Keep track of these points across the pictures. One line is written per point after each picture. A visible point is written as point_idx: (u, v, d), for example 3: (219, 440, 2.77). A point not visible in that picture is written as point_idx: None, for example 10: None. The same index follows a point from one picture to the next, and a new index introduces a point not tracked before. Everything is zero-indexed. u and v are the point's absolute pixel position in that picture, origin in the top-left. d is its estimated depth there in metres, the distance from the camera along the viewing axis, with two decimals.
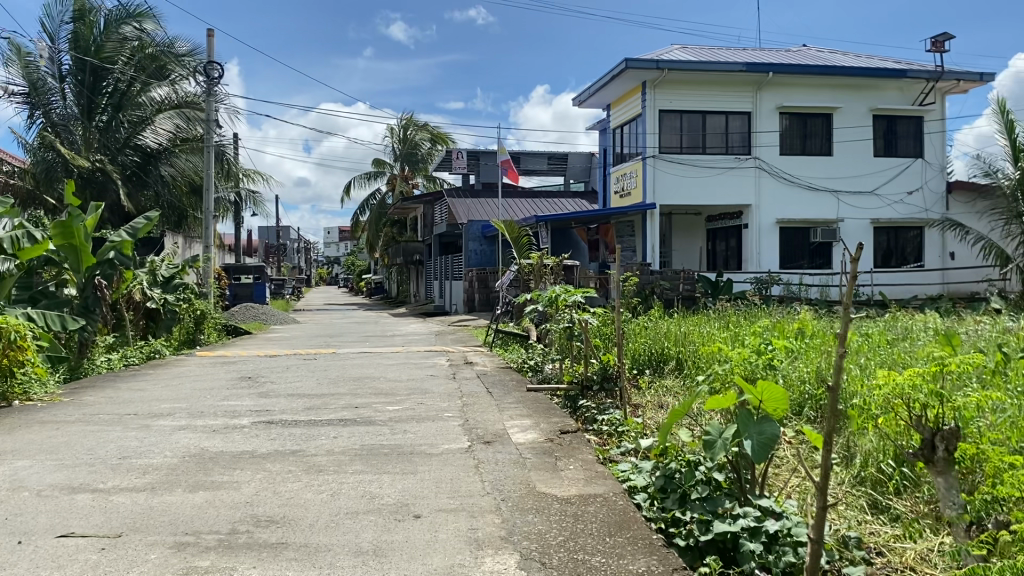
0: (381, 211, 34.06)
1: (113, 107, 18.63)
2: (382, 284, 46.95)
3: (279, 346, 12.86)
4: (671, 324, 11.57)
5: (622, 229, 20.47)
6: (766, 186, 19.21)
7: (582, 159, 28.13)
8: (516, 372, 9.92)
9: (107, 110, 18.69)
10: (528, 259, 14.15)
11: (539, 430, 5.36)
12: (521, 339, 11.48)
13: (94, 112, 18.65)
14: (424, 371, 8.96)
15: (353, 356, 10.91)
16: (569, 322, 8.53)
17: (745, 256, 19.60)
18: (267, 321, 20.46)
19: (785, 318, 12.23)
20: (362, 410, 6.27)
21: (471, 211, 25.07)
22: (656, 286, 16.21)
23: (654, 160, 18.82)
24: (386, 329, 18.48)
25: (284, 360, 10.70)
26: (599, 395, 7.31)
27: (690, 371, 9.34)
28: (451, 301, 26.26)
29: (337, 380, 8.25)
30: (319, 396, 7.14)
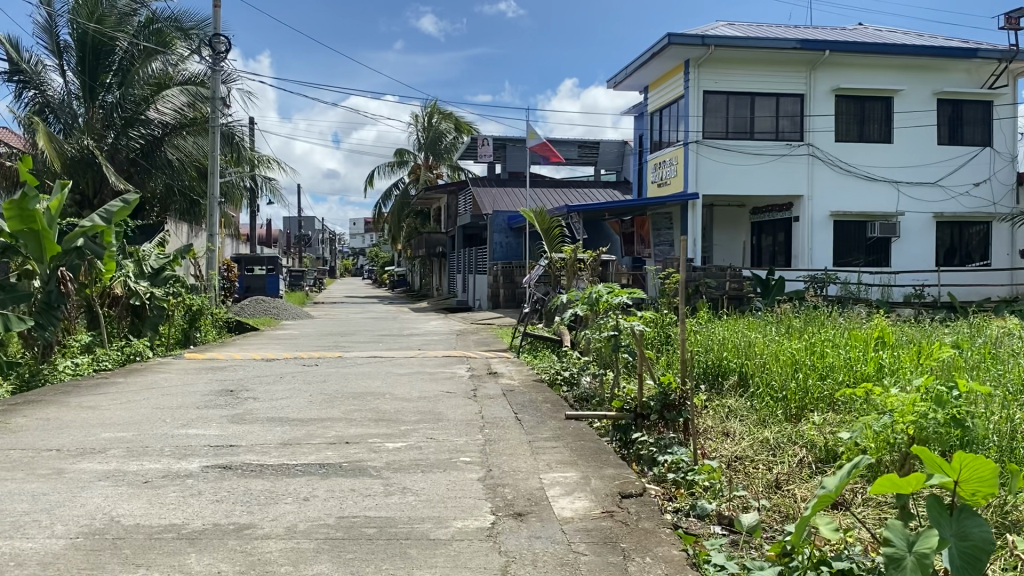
0: (403, 201, 32.60)
1: (117, 86, 17.28)
2: (405, 277, 45.66)
3: (281, 348, 11.38)
4: (729, 329, 9.99)
5: (660, 221, 18.91)
6: (820, 176, 17.52)
7: (615, 147, 26.50)
8: (547, 387, 8.48)
9: (112, 89, 17.38)
10: (561, 253, 12.55)
11: (590, 494, 3.81)
12: (553, 345, 9.97)
13: (97, 92, 17.22)
14: (440, 386, 7.42)
15: (359, 364, 9.38)
16: (613, 331, 7.04)
17: (795, 251, 17.90)
18: (277, 316, 19.03)
19: (856, 324, 10.66)
20: (352, 451, 4.74)
21: (497, 201, 23.54)
22: (701, 285, 14.60)
23: (698, 146, 17.18)
24: (406, 327, 16.98)
25: (280, 367, 9.23)
26: (659, 428, 5.70)
27: (760, 392, 7.75)
28: (474, 296, 24.78)
29: (332, 399, 6.72)
30: (304, 424, 5.62)
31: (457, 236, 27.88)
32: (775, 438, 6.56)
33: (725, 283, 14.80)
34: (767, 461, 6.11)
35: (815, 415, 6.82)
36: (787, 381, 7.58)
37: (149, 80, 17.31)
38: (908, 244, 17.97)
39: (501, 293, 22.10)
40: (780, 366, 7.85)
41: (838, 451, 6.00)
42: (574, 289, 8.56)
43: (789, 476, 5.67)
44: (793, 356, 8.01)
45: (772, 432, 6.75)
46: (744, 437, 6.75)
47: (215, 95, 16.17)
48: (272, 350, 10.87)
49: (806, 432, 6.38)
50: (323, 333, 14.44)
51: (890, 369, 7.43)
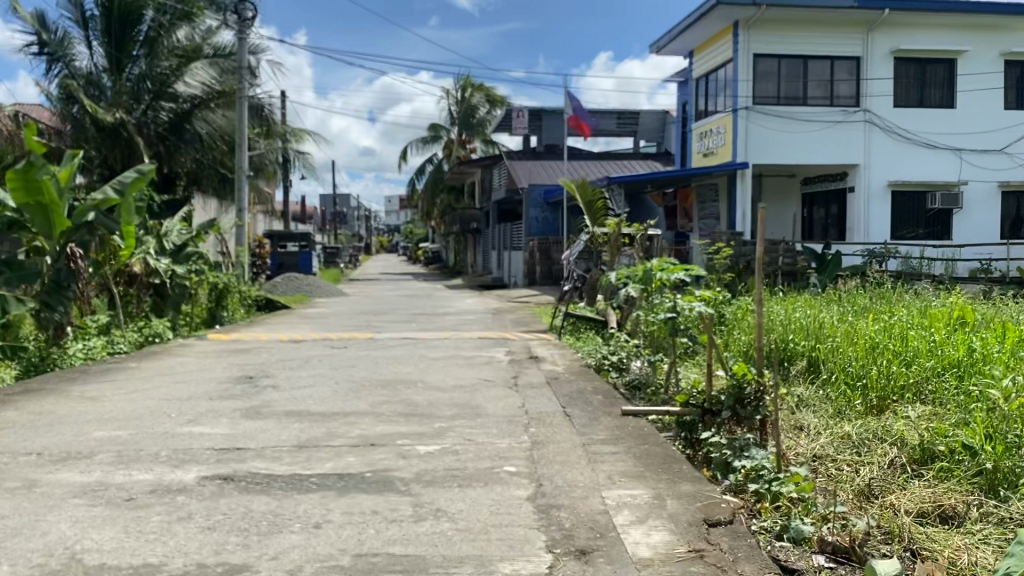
0: (435, 175, 31.95)
1: (145, 57, 16.65)
2: (438, 253, 45.09)
3: (310, 328, 10.73)
4: (794, 308, 9.17)
5: (707, 192, 17.99)
6: (878, 143, 16.47)
7: (656, 117, 25.47)
8: (594, 373, 7.80)
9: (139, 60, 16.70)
10: (605, 227, 11.74)
11: (667, 523, 3.08)
12: (600, 326, 9.26)
13: (124, 64, 16.63)
14: (478, 373, 6.69)
15: (390, 347, 8.68)
16: (671, 314, 6.35)
17: (849, 224, 16.91)
18: (309, 294, 18.45)
19: (930, 304, 9.75)
20: (378, 456, 4.00)
21: (533, 173, 22.72)
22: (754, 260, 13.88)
23: (746, 114, 16.22)
24: (442, 305, 16.31)
25: (304, 349, 8.58)
26: (732, 427, 4.95)
27: (834, 381, 6.96)
28: (511, 273, 24.07)
29: (360, 389, 6.01)
30: (325, 420, 4.90)
31: (491, 211, 27.16)
32: (858, 436, 5.81)
33: (778, 258, 13.93)
34: (852, 466, 5.37)
35: (903, 409, 6.04)
36: (865, 368, 6.79)
37: (175, 50, 16.80)
38: (973, 215, 16.87)
39: (539, 269, 21.39)
40: (857, 351, 7.05)
41: (934, 451, 5.21)
42: (624, 266, 7.83)
43: (883, 483, 4.92)
44: (870, 339, 7.20)
45: (854, 427, 5.99)
46: (821, 433, 6.01)
47: (241, 64, 15.54)
48: (300, 331, 10.22)
49: (895, 429, 5.60)
50: (355, 312, 13.80)
51: (985, 354, 6.57)
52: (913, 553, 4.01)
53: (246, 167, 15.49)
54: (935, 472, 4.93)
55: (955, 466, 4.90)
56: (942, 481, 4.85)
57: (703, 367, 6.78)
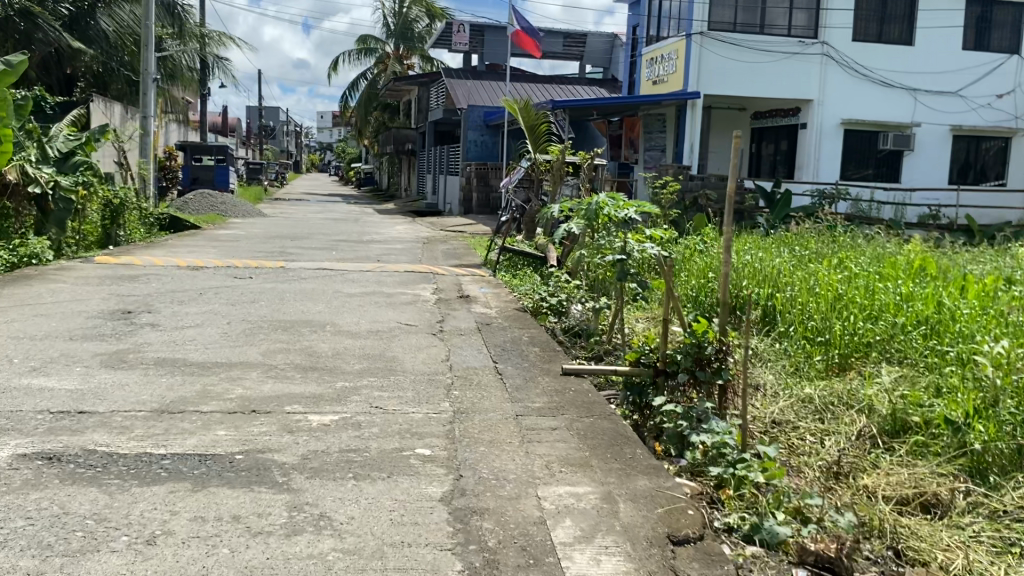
0: (370, 92, 30.44)
1: None
2: (372, 175, 43.58)
3: (216, 252, 9.71)
4: (745, 253, 8.54)
5: (652, 123, 17.22)
6: (832, 79, 15.87)
7: (603, 42, 24.43)
8: (529, 316, 7.09)
9: None
10: (546, 155, 10.91)
11: (622, 543, 2.37)
12: (539, 264, 8.60)
13: None
14: (397, 316, 5.88)
15: (302, 279, 7.77)
16: (621, 259, 5.64)
17: (798, 162, 16.37)
18: (225, 213, 17.19)
19: (884, 250, 9.29)
20: (256, 429, 3.20)
21: (472, 94, 21.60)
22: (698, 197, 13.27)
23: (701, 40, 15.41)
24: (368, 231, 15.33)
25: (205, 278, 7.63)
26: (688, 395, 4.27)
27: (791, 335, 6.37)
28: (446, 200, 23.07)
29: (255, 332, 5.15)
30: (203, 375, 4.05)
31: (427, 133, 26.00)
32: (820, 399, 5.23)
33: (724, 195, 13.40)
34: (816, 437, 4.79)
35: (869, 371, 5.48)
36: (825, 323, 6.21)
37: None
38: (920, 158, 16.53)
39: (475, 197, 20.46)
40: (817, 303, 6.45)
41: (908, 423, 4.65)
42: (569, 199, 7.04)
43: (855, 461, 4.35)
44: (831, 290, 6.61)
45: (816, 389, 5.42)
46: (779, 394, 5.42)
47: None
48: (204, 256, 9.20)
49: (862, 395, 5.04)
50: (272, 236, 12.74)
51: (954, 310, 6.05)
52: (895, 553, 3.40)
53: (153, 71, 14.03)
54: (911, 447, 4.40)
55: (933, 442, 4.37)
56: (918, 459, 4.31)
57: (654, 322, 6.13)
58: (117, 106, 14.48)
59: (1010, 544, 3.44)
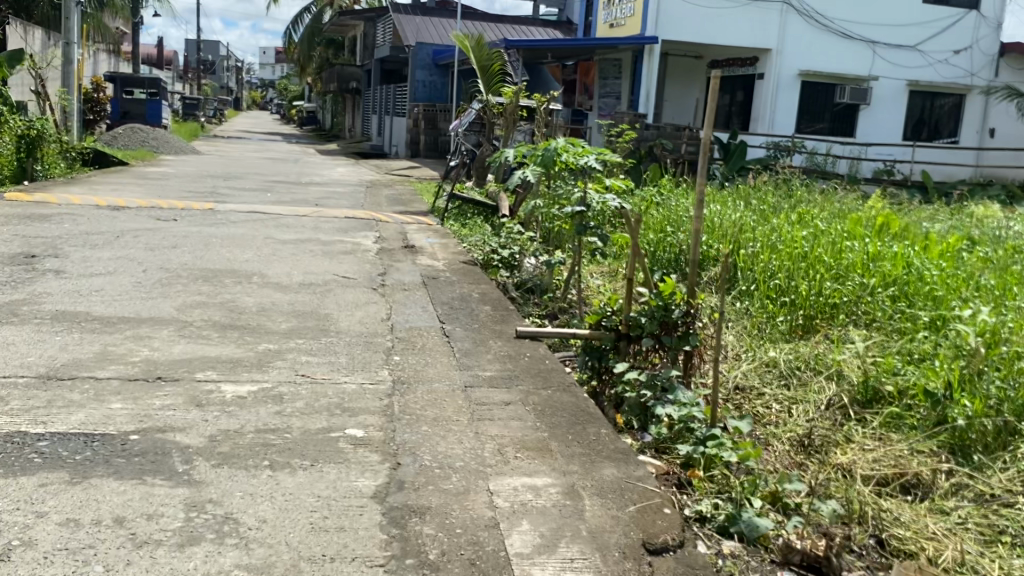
0: (315, 28, 29.20)
1: None
2: (316, 115, 42.22)
3: (142, 191, 9.01)
4: (703, 205, 8.19)
5: (607, 69, 16.70)
6: (791, 29, 15.53)
7: None
8: (479, 269, 6.68)
9: None
10: (499, 97, 10.38)
11: (589, 551, 1.99)
12: (491, 211, 8.15)
13: None
14: (333, 267, 5.40)
15: (233, 223, 7.19)
16: (579, 210, 5.27)
17: (754, 114, 16.05)
18: (157, 150, 16.26)
19: (842, 206, 9.07)
20: (158, 404, 2.72)
21: (421, 32, 20.74)
22: (654, 146, 12.91)
23: None
24: (309, 173, 14.64)
25: (125, 219, 6.99)
26: (650, 360, 3.93)
27: (753, 293, 6.06)
28: (391, 143, 22.31)
29: (172, 283, 4.62)
30: (104, 333, 3.54)
31: (374, 73, 25.05)
32: (786, 364, 4.94)
33: (680, 146, 13.04)
34: (784, 406, 4.51)
35: (837, 337, 5.21)
36: (789, 281, 5.91)
37: None
38: (875, 113, 16.37)
39: (422, 141, 19.76)
40: (781, 260, 6.14)
41: (880, 391, 4.40)
42: (524, 144, 6.60)
43: (827, 435, 4.07)
44: (796, 246, 6.29)
45: (780, 352, 5.13)
46: (742, 358, 5.11)
47: None
48: (127, 195, 8.51)
49: (831, 361, 4.77)
50: (204, 175, 11.99)
51: (923, 271, 5.82)
52: (877, 541, 3.12)
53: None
54: (884, 420, 4.15)
55: (909, 414, 4.14)
56: (894, 434, 4.06)
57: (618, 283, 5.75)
58: (37, 30, 13.40)
59: (1000, 531, 3.19)
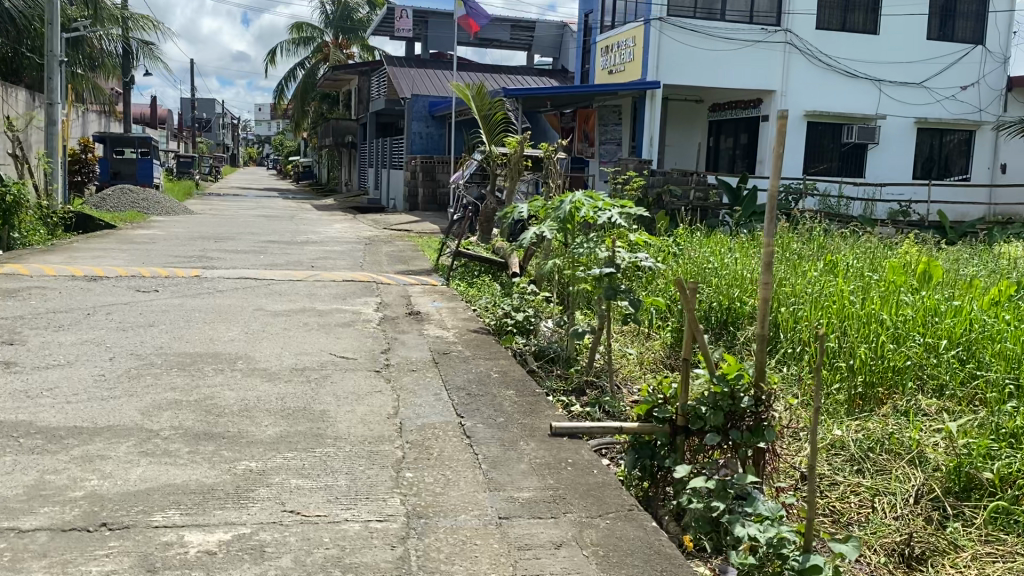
0: (308, 82, 28.94)
1: None
2: (312, 168, 41.95)
3: (123, 258, 8.38)
4: (727, 257, 7.56)
5: (609, 114, 16.24)
6: (796, 68, 15.08)
7: (552, 31, 23.46)
8: (489, 335, 6.00)
9: None
10: (502, 147, 9.85)
11: None
12: (499, 268, 7.53)
13: None
14: (330, 345, 4.73)
15: (220, 292, 6.53)
16: (605, 274, 4.65)
17: (761, 156, 15.52)
18: (147, 211, 15.70)
19: (873, 251, 8.49)
20: (96, 572, 2.04)
21: (415, 83, 20.37)
22: (664, 193, 12.37)
23: (661, 26, 14.50)
24: (304, 230, 14.07)
25: (99, 292, 6.33)
26: (711, 459, 3.25)
27: (800, 356, 5.36)
28: (389, 196, 21.82)
29: (141, 375, 3.93)
30: (46, 453, 2.84)
31: (369, 126, 24.69)
32: (856, 443, 4.19)
33: (689, 191, 12.52)
34: (863, 498, 3.77)
35: (910, 411, 4.49)
36: (844, 341, 5.22)
37: None
38: (886, 152, 15.87)
39: (420, 192, 19.23)
40: (829, 319, 5.45)
41: (978, 479, 3.65)
42: (536, 197, 5.99)
43: (927, 547, 3.37)
44: (843, 302, 5.61)
45: (846, 429, 4.39)
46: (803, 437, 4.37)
47: None
48: (107, 263, 7.87)
49: (912, 442, 4.03)
50: (193, 237, 11.39)
51: (992, 327, 5.14)
52: None
53: (58, 51, 12.47)
54: (990, 518, 3.44)
55: (1020, 511, 3.44)
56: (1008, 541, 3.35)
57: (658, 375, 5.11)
58: (19, 92, 12.90)
59: None
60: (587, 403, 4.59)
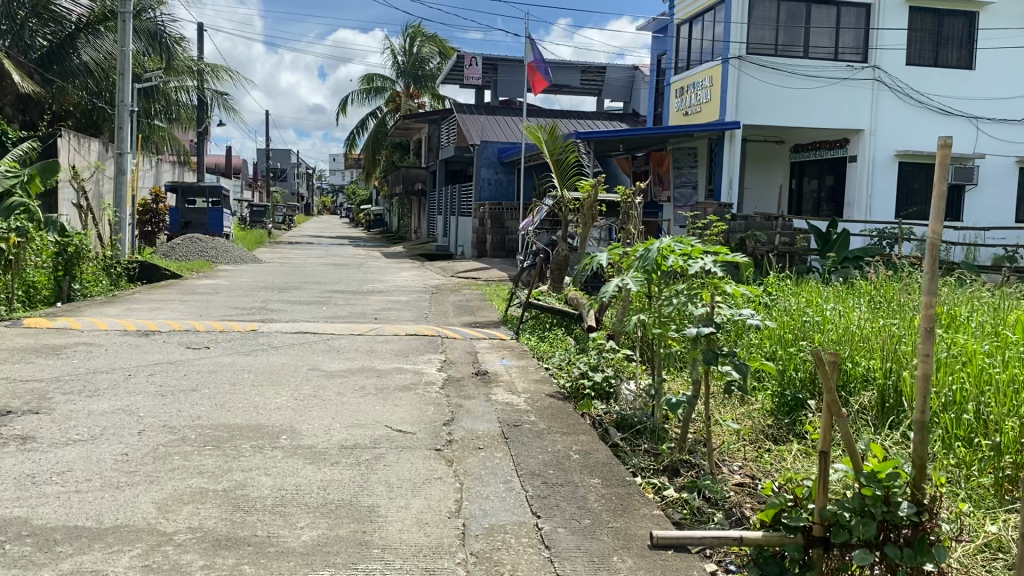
0: (379, 131, 29.10)
1: None
2: (381, 216, 42.21)
3: (181, 311, 8.04)
4: (826, 312, 6.71)
5: (685, 157, 15.59)
6: (885, 106, 14.22)
7: (624, 75, 23.05)
8: (563, 397, 5.36)
9: None
10: (575, 191, 9.28)
11: None
12: (573, 320, 6.92)
13: None
14: (387, 415, 4.17)
15: (274, 349, 6.06)
16: (701, 333, 3.97)
17: (848, 199, 14.63)
18: (215, 260, 15.60)
19: (993, 303, 7.55)
20: None
21: (485, 129, 20.10)
22: (748, 239, 11.60)
23: (740, 64, 13.87)
24: (370, 279, 13.71)
25: (148, 349, 5.93)
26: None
27: None
28: (457, 243, 21.49)
29: (170, 454, 3.42)
30: (31, 567, 2.31)
31: (438, 173, 24.56)
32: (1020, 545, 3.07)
33: (774, 237, 11.74)
34: None
35: None
36: (984, 412, 3.99)
37: None
38: (985, 194, 14.81)
39: (488, 239, 18.82)
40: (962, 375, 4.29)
41: None
42: (618, 245, 5.37)
43: None
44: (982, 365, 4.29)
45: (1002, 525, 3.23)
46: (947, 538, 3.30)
47: None
48: (161, 316, 7.52)
49: None
50: (257, 287, 11.08)
51: None
52: None
53: (129, 102, 12.48)
54: None
55: None
56: None
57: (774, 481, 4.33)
58: (92, 142, 12.93)
59: None
60: (683, 488, 3.93)
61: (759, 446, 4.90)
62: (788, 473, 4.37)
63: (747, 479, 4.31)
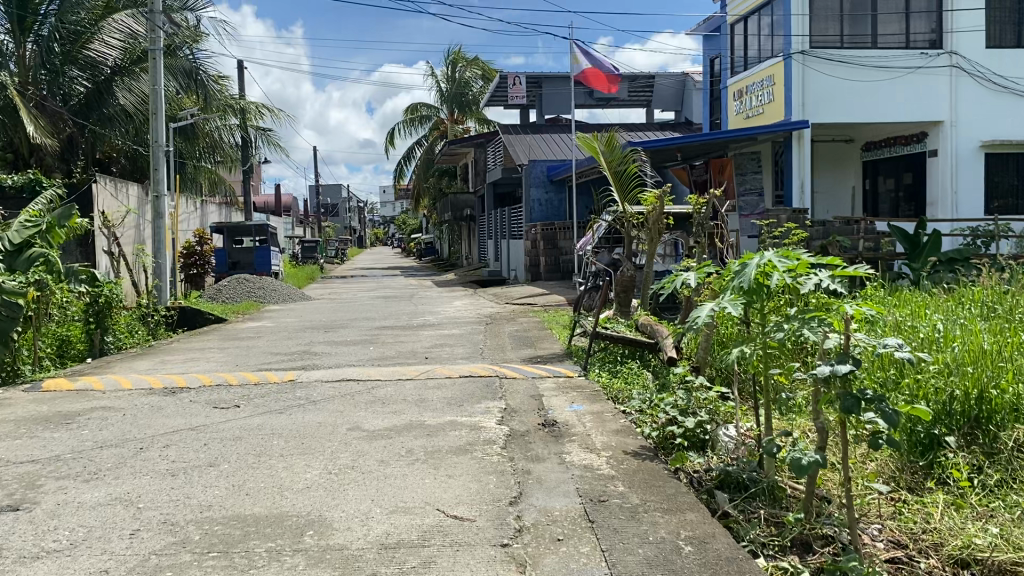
0: (426, 159, 28.58)
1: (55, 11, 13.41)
2: (433, 244, 41.70)
3: (217, 361, 7.36)
4: (941, 325, 5.68)
5: (748, 164, 14.62)
6: (966, 93, 13.06)
7: (674, 82, 22.09)
8: (649, 446, 4.49)
9: (45, 21, 13.59)
10: (638, 204, 8.41)
11: None
12: (648, 351, 6.02)
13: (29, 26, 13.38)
14: (439, 492, 3.36)
15: (311, 404, 5.30)
16: (835, 372, 3.08)
17: (930, 197, 13.49)
18: (261, 299, 15.08)
19: None
20: None
21: (533, 149, 19.35)
22: (830, 245, 10.57)
23: (804, 59, 12.92)
24: (421, 311, 12.96)
25: (170, 412, 5.21)
26: None
27: None
28: (510, 267, 20.70)
29: (161, 570, 2.65)
30: None
31: (487, 197, 23.88)
32: None
33: (857, 243, 10.71)
34: None
35: None
36: None
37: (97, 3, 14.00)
38: None
39: (542, 261, 18.01)
40: None
41: None
42: (706, 263, 4.49)
43: None
44: None
45: None
46: None
47: (153, 8, 11.69)
48: (194, 370, 6.83)
49: None
50: (302, 328, 10.41)
51: None
52: None
53: (164, 141, 12.01)
54: None
55: None
56: None
57: (935, 558, 3.39)
58: (130, 185, 12.46)
59: None
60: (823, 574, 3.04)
61: (896, 501, 3.94)
62: (948, 547, 3.42)
63: (899, 557, 3.38)
